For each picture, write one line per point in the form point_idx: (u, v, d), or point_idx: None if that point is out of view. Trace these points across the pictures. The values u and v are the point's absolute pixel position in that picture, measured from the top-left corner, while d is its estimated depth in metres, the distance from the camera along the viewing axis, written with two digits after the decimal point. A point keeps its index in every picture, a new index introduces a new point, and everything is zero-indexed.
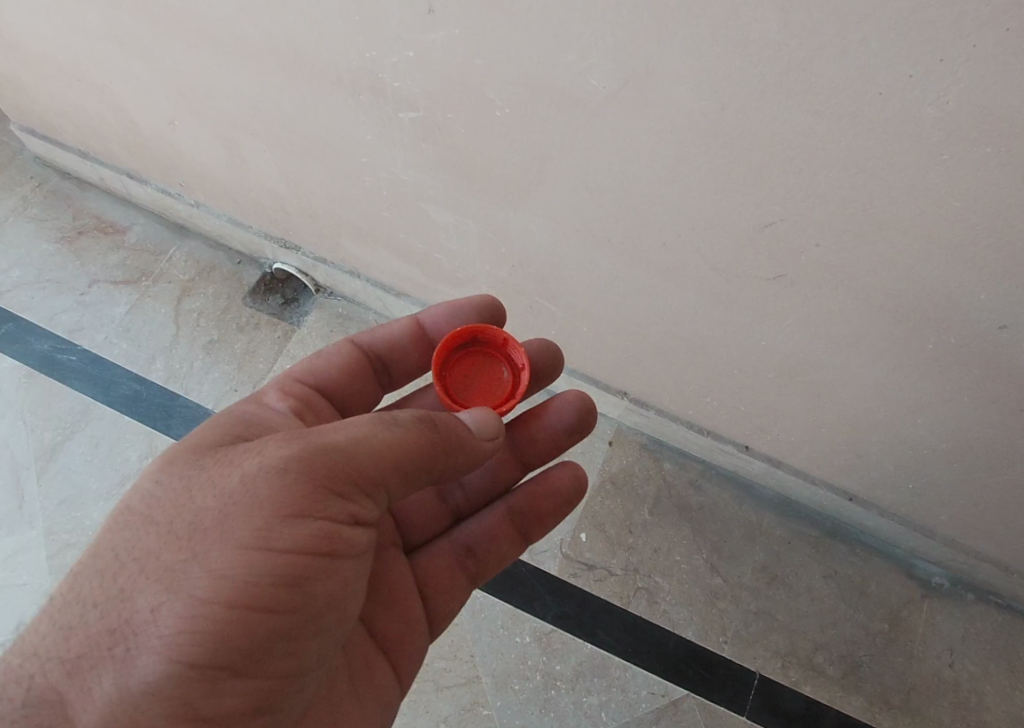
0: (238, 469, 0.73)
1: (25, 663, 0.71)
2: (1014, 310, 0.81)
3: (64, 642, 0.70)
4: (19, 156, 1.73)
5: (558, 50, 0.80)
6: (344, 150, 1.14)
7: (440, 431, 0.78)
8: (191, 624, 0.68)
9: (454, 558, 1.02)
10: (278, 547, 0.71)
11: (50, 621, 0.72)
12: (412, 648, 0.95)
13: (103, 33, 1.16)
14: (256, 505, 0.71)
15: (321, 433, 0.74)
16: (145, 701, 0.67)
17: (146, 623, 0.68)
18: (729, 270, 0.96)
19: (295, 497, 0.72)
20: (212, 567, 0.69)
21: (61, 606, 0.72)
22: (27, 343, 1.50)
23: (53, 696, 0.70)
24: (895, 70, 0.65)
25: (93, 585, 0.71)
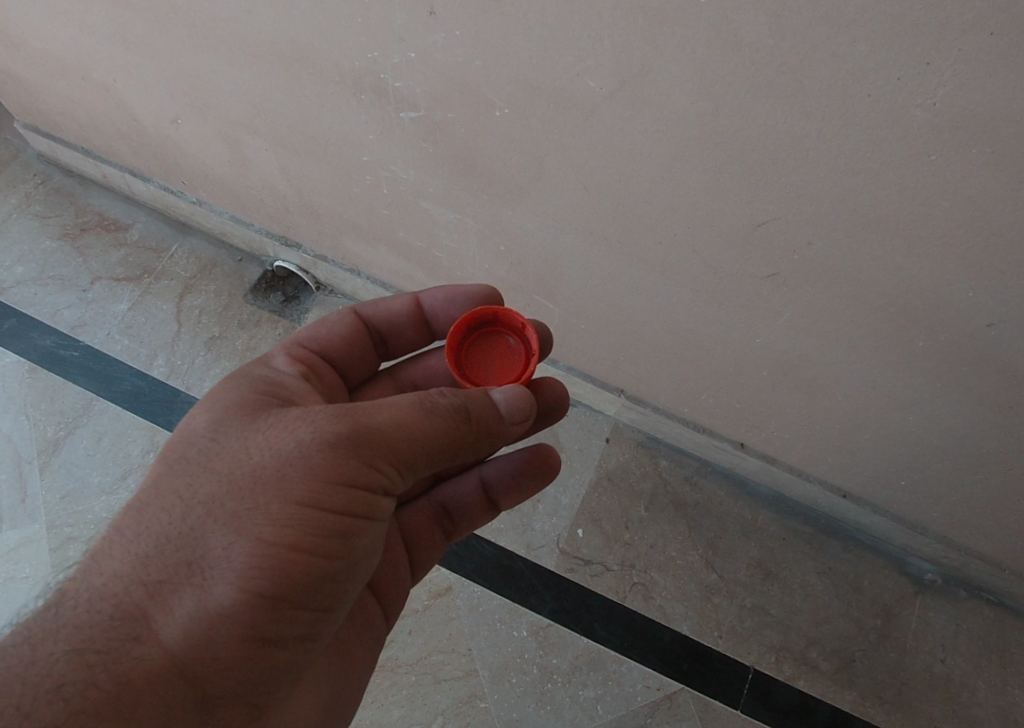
0: (295, 432, 0.75)
1: (103, 585, 0.71)
2: (1002, 309, 0.82)
3: (143, 568, 0.71)
4: (22, 153, 1.74)
5: (557, 52, 0.81)
6: (346, 150, 1.15)
7: (471, 422, 0.79)
8: (259, 565, 0.70)
9: (431, 515, 1.03)
10: (328, 506, 0.73)
11: (125, 550, 0.72)
12: (397, 593, 0.99)
13: (109, 32, 1.18)
14: (313, 467, 0.73)
15: (369, 410, 0.76)
16: (217, 631, 0.69)
17: (219, 560, 0.71)
18: (724, 269, 0.97)
19: (339, 467, 0.73)
20: (276, 517, 0.71)
21: (136, 539, 0.73)
22: (30, 338, 1.51)
23: (134, 613, 0.69)
24: (885, 73, 0.67)
25: (166, 522, 0.73)
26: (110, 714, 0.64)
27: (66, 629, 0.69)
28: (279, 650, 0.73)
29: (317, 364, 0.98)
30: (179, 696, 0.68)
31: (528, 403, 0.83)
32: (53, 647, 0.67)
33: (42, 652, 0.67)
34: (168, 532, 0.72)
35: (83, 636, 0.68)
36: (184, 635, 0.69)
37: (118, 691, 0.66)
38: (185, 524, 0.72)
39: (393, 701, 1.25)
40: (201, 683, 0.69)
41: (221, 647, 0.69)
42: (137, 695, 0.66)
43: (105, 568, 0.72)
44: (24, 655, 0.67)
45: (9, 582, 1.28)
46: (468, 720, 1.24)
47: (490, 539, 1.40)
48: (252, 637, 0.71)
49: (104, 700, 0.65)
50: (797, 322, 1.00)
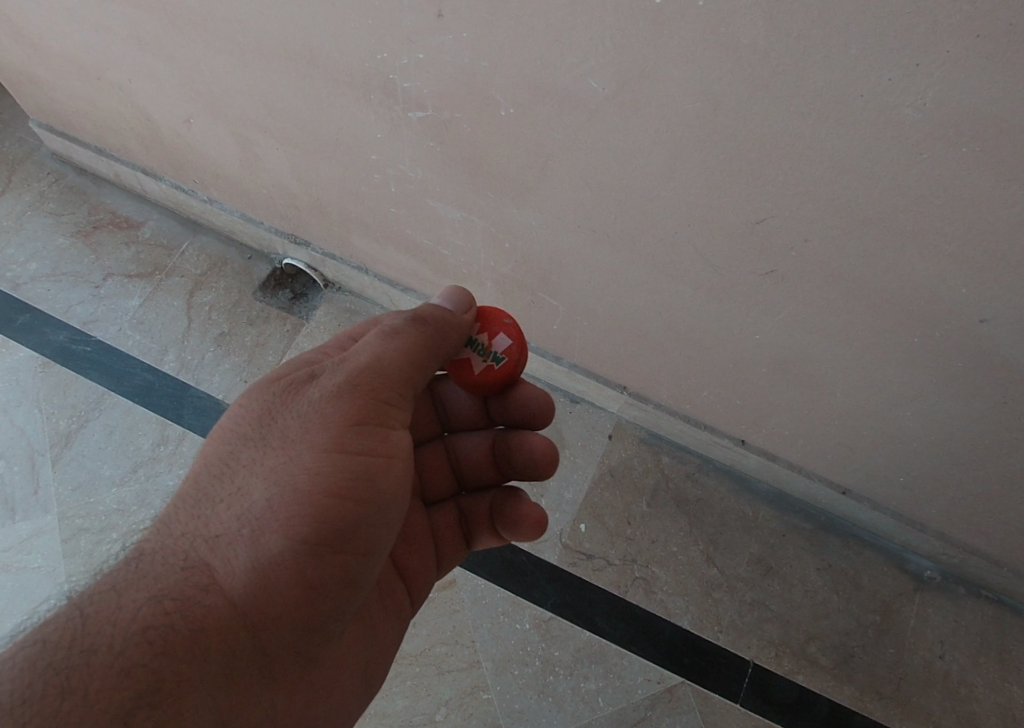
0: (308, 391, 0.82)
1: (173, 543, 0.79)
2: (996, 304, 0.84)
3: (204, 526, 0.79)
4: (37, 152, 1.77)
5: (560, 53, 0.83)
6: (354, 149, 1.18)
7: (431, 326, 0.86)
8: (300, 508, 0.77)
9: (456, 522, 1.06)
10: (350, 449, 0.80)
11: (186, 514, 0.80)
12: (424, 583, 1.03)
13: (124, 33, 1.20)
14: (329, 417, 0.80)
15: (359, 356, 0.83)
16: (270, 574, 0.76)
17: (266, 507, 0.78)
18: (724, 267, 0.99)
19: (361, 409, 0.81)
20: (308, 464, 0.79)
21: (195, 505, 0.81)
22: (43, 333, 1.54)
23: (201, 563, 0.77)
24: (876, 74, 0.69)
25: (217, 487, 0.81)
26: (185, 658, 0.71)
27: (142, 582, 0.75)
28: (325, 590, 0.79)
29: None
30: (241, 638, 0.75)
31: (462, 294, 0.93)
32: (135, 595, 0.74)
33: (126, 600, 0.73)
34: (221, 492, 0.81)
35: (159, 588, 0.75)
36: (242, 579, 0.76)
37: (192, 635, 0.73)
38: (235, 483, 0.80)
39: (398, 691, 1.28)
40: (256, 627, 0.76)
41: (275, 589, 0.76)
42: (207, 635, 0.73)
43: (172, 530, 0.80)
44: (110, 601, 0.73)
45: (21, 571, 1.30)
46: (472, 711, 1.26)
47: None
48: (301, 578, 0.77)
49: (181, 643, 0.72)
50: (796, 319, 1.02)
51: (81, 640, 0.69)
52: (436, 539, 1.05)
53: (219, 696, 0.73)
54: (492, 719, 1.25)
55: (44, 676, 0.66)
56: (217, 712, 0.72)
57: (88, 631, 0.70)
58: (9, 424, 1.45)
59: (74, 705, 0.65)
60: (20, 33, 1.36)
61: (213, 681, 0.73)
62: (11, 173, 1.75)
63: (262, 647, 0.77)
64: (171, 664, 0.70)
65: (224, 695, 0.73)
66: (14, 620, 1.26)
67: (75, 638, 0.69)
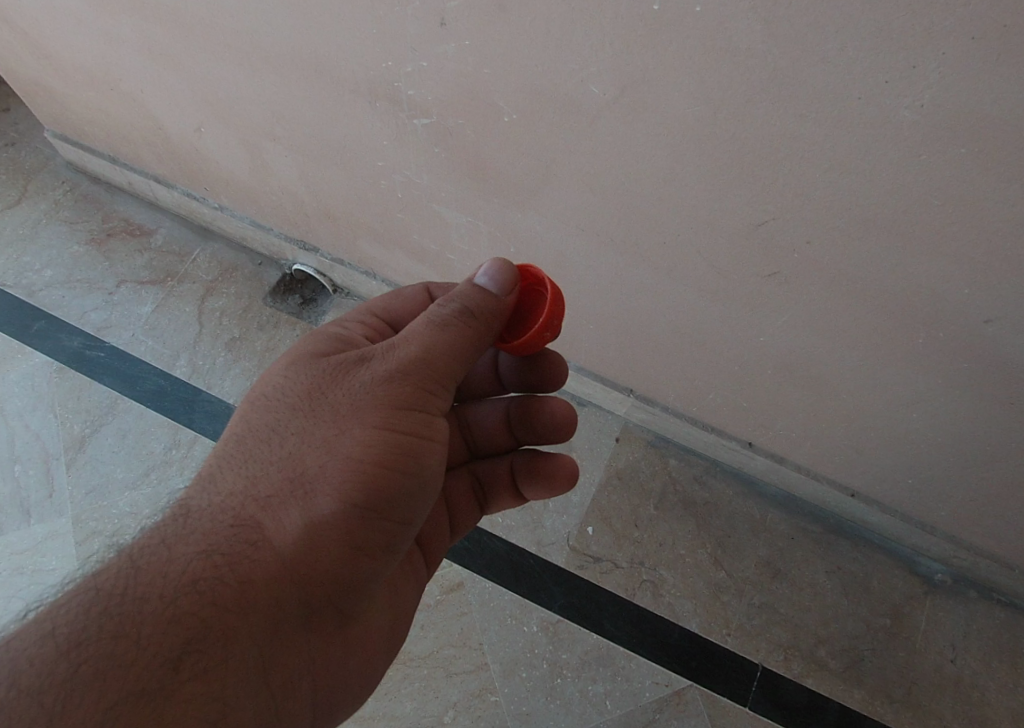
0: (360, 371, 0.80)
1: (221, 502, 0.78)
2: (1000, 305, 0.84)
3: (253, 485, 0.78)
4: (52, 163, 1.81)
5: (562, 59, 0.84)
6: (360, 156, 1.19)
7: (480, 320, 0.80)
8: (351, 480, 0.76)
9: (470, 488, 1.05)
10: (399, 428, 0.78)
11: (233, 473, 0.80)
12: (438, 542, 1.02)
13: (135, 44, 1.23)
14: (382, 396, 0.78)
15: (402, 346, 0.80)
16: (320, 539, 0.76)
17: (316, 477, 0.77)
18: (728, 270, 1.00)
19: (407, 393, 0.79)
20: (357, 437, 0.77)
21: (243, 464, 0.80)
22: (58, 339, 1.57)
23: (250, 520, 0.77)
24: (873, 77, 0.70)
25: (266, 450, 0.80)
26: (234, 610, 0.72)
27: (194, 535, 0.75)
28: (368, 558, 0.79)
29: (388, 336, 0.96)
30: (287, 594, 0.76)
31: (510, 271, 0.82)
32: (185, 548, 0.74)
33: (177, 553, 0.74)
34: (269, 454, 0.79)
35: (208, 541, 0.75)
36: (292, 540, 0.76)
37: (241, 588, 0.73)
38: (284, 450, 0.79)
39: (406, 693, 1.28)
40: (304, 586, 0.76)
41: (322, 553, 0.76)
42: (254, 592, 0.74)
43: (220, 486, 0.79)
44: (161, 554, 0.73)
45: (35, 573, 1.32)
46: (479, 713, 1.27)
47: (501, 536, 1.42)
48: (349, 545, 0.77)
49: (229, 594, 0.73)
50: (800, 321, 1.02)
51: (132, 591, 0.71)
52: (448, 507, 1.03)
53: (262, 647, 0.74)
54: (500, 721, 1.26)
55: (98, 619, 0.69)
56: (260, 664, 0.74)
57: (138, 584, 0.71)
58: (25, 428, 1.47)
59: (125, 647, 0.67)
60: (35, 46, 1.39)
61: (260, 633, 0.74)
62: (27, 183, 1.78)
63: (308, 604, 0.77)
64: (216, 616, 0.71)
65: (267, 647, 0.75)
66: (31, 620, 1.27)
67: (128, 587, 0.71)
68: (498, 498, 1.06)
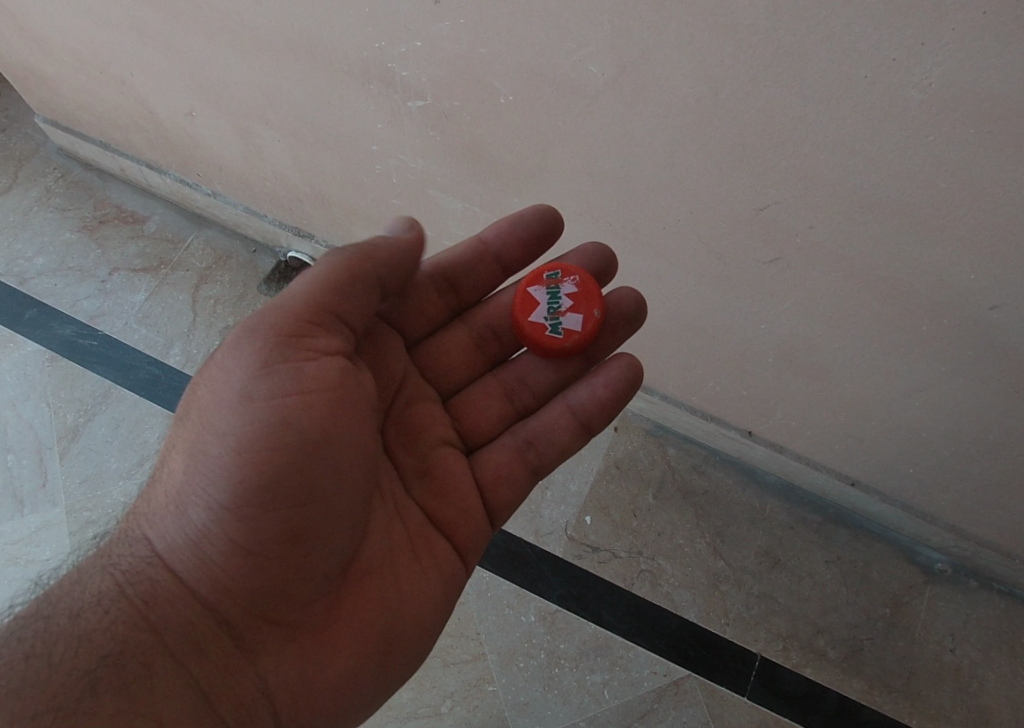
0: (217, 366, 0.81)
1: (130, 526, 0.83)
2: (1005, 292, 0.83)
3: (150, 506, 0.82)
4: (43, 149, 1.78)
5: (559, 38, 0.82)
6: (355, 140, 1.17)
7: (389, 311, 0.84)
8: (222, 473, 0.76)
9: (515, 448, 1.00)
10: (262, 399, 0.77)
11: (146, 495, 0.85)
12: (467, 531, 0.94)
13: (125, 26, 1.20)
14: (235, 374, 0.79)
15: (252, 315, 0.82)
16: (207, 545, 0.78)
17: (192, 483, 0.78)
18: (727, 255, 0.98)
19: (257, 355, 0.79)
20: (214, 433, 0.77)
21: (152, 487, 0.84)
22: (50, 327, 1.55)
23: (145, 538, 0.81)
24: (881, 54, 0.68)
25: (167, 468, 0.83)
26: (145, 626, 0.76)
27: (100, 557, 0.81)
28: (268, 558, 0.77)
29: (372, 319, 0.97)
30: (196, 610, 0.78)
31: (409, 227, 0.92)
32: (93, 569, 0.80)
33: (84, 576, 0.79)
34: (167, 467, 0.83)
35: (114, 562, 0.80)
36: (184, 552, 0.78)
37: (145, 607, 0.77)
38: (174, 460, 0.82)
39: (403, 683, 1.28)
40: (211, 591, 0.78)
41: (215, 562, 0.78)
42: (162, 611, 0.77)
43: (134, 512, 0.85)
44: (71, 577, 0.79)
45: (30, 564, 1.31)
46: (476, 703, 1.26)
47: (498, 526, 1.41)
48: (238, 544, 0.77)
49: (138, 613, 0.77)
50: (801, 307, 1.01)
51: (44, 611, 0.76)
52: (482, 487, 0.97)
53: (192, 664, 0.76)
54: (498, 711, 1.25)
55: (9, 638, 0.73)
56: (194, 678, 0.75)
57: (49, 605, 0.76)
58: (17, 417, 1.45)
59: (37, 666, 0.70)
60: (23, 28, 1.36)
61: (181, 651, 0.76)
62: (18, 169, 1.75)
63: (226, 614, 0.78)
64: (119, 634, 0.74)
65: (197, 663, 0.76)
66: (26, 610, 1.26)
67: (40, 610, 0.76)
68: (556, 446, 0.99)
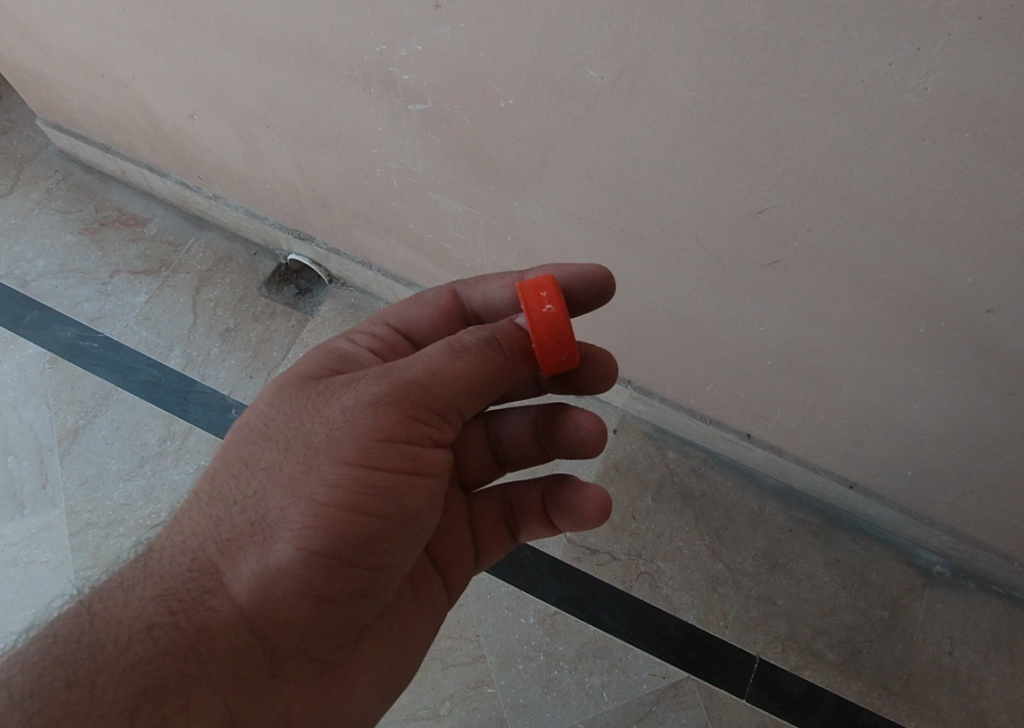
0: (339, 400, 0.78)
1: (183, 542, 0.77)
2: (1002, 294, 0.83)
3: (215, 527, 0.76)
4: (44, 151, 1.79)
5: (559, 42, 0.83)
6: (355, 142, 1.17)
7: (504, 352, 0.78)
8: (313, 528, 0.73)
9: (500, 510, 0.99)
10: (379, 466, 0.75)
11: (200, 511, 0.79)
12: (459, 570, 0.95)
13: (126, 29, 1.21)
14: (360, 427, 0.75)
15: (402, 366, 0.78)
16: (279, 587, 0.74)
17: (279, 521, 0.75)
18: (726, 258, 0.99)
19: (418, 414, 0.77)
20: (312, 472, 0.75)
21: (209, 502, 0.78)
22: (51, 329, 1.56)
23: (209, 567, 0.75)
24: (876, 58, 0.68)
25: (234, 487, 0.78)
26: (192, 659, 0.72)
27: (152, 577, 0.75)
28: (338, 607, 0.76)
29: (401, 346, 0.94)
30: (247, 642, 0.74)
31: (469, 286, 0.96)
32: (142, 593, 0.74)
33: (133, 597, 0.74)
34: (237, 483, 0.78)
35: (166, 585, 0.75)
36: (247, 588, 0.74)
37: (198, 638, 0.73)
38: (253, 481, 0.77)
39: None
40: (265, 632, 0.75)
41: (281, 608, 0.74)
42: (212, 645, 0.73)
43: (185, 526, 0.78)
44: (117, 597, 0.74)
45: (30, 566, 1.31)
46: (475, 705, 1.26)
47: None
48: (314, 594, 0.74)
49: (186, 646, 0.72)
50: (799, 310, 1.01)
51: (86, 639, 0.71)
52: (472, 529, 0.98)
53: (231, 701, 0.73)
54: (497, 713, 1.25)
55: (51, 669, 0.70)
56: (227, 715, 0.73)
57: (91, 630, 0.72)
58: (18, 419, 1.46)
59: (80, 696, 0.68)
60: (25, 31, 1.37)
61: (222, 685, 0.73)
62: (19, 172, 1.76)
63: (273, 650, 0.75)
64: (165, 665, 0.71)
65: (231, 691, 0.73)
66: (26, 612, 1.27)
67: (82, 634, 0.72)
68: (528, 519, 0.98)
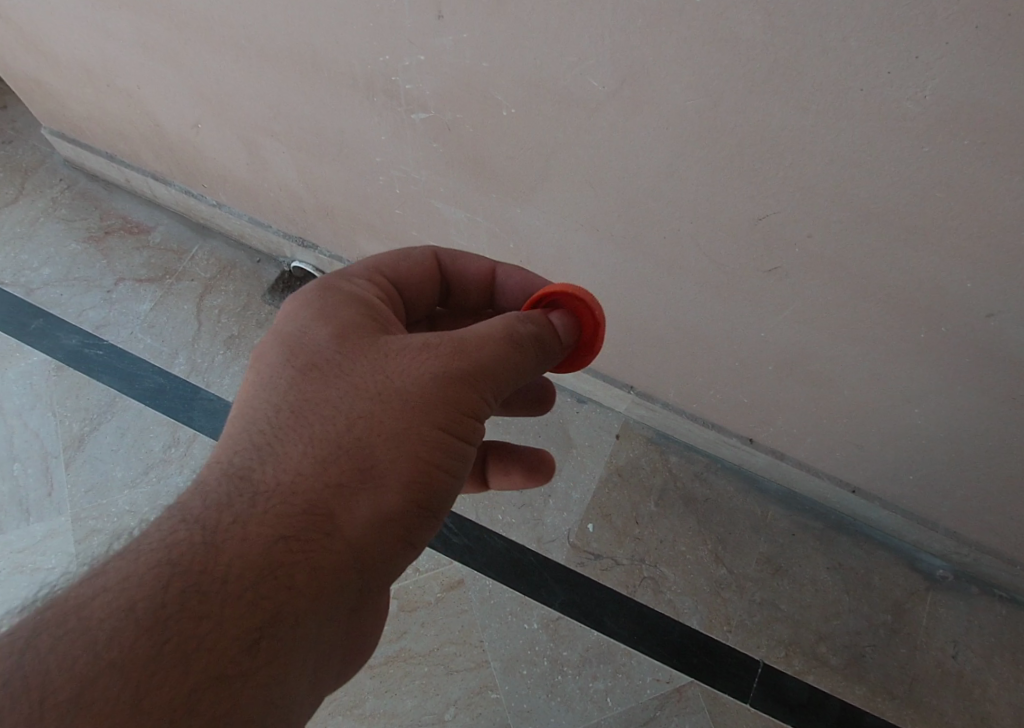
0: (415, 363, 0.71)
1: (232, 502, 0.65)
2: (1002, 299, 0.84)
3: (275, 488, 0.66)
4: (49, 160, 1.80)
5: (560, 52, 0.84)
6: (359, 151, 1.18)
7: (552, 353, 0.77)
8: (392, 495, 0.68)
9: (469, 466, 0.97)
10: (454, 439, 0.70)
11: (248, 464, 0.67)
12: None
13: (132, 39, 1.22)
14: (439, 397, 0.70)
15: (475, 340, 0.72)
16: (351, 558, 0.66)
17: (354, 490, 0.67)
18: (728, 265, 0.99)
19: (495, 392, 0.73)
20: (390, 433, 0.68)
21: (259, 455, 0.67)
22: (56, 337, 1.56)
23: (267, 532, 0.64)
24: (875, 67, 0.69)
25: (293, 442, 0.68)
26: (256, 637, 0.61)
27: (200, 541, 0.63)
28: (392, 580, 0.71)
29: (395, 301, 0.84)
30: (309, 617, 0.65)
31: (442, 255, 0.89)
32: (191, 561, 0.61)
33: (184, 565, 0.61)
34: (291, 441, 0.68)
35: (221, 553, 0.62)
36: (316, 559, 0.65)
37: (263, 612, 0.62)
38: (316, 438, 0.68)
39: (406, 691, 1.28)
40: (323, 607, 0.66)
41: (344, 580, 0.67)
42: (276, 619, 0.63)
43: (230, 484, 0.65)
44: (165, 563, 0.61)
45: (35, 572, 1.32)
46: (479, 711, 1.26)
47: (501, 533, 1.42)
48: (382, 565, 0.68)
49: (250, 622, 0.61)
50: (801, 315, 1.01)
51: (128, 611, 0.59)
52: None
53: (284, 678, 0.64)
54: (501, 718, 1.25)
55: (91, 647, 0.57)
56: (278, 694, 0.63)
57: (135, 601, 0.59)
58: (23, 426, 1.46)
59: (137, 678, 0.56)
60: (31, 42, 1.38)
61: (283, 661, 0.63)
62: (24, 181, 1.77)
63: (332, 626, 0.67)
64: (229, 638, 0.60)
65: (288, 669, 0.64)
66: (31, 619, 1.27)
67: (127, 606, 0.59)
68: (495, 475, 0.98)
